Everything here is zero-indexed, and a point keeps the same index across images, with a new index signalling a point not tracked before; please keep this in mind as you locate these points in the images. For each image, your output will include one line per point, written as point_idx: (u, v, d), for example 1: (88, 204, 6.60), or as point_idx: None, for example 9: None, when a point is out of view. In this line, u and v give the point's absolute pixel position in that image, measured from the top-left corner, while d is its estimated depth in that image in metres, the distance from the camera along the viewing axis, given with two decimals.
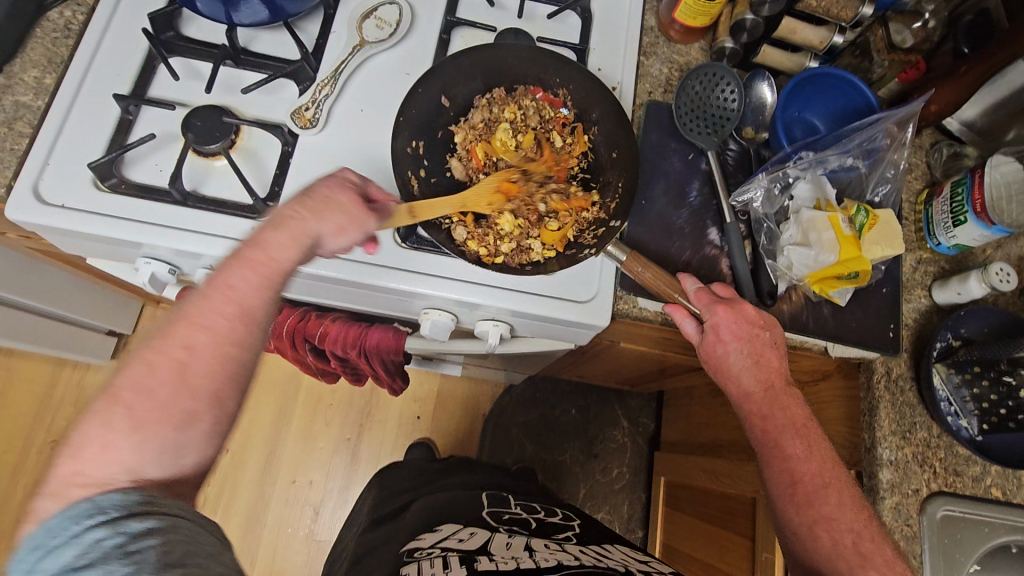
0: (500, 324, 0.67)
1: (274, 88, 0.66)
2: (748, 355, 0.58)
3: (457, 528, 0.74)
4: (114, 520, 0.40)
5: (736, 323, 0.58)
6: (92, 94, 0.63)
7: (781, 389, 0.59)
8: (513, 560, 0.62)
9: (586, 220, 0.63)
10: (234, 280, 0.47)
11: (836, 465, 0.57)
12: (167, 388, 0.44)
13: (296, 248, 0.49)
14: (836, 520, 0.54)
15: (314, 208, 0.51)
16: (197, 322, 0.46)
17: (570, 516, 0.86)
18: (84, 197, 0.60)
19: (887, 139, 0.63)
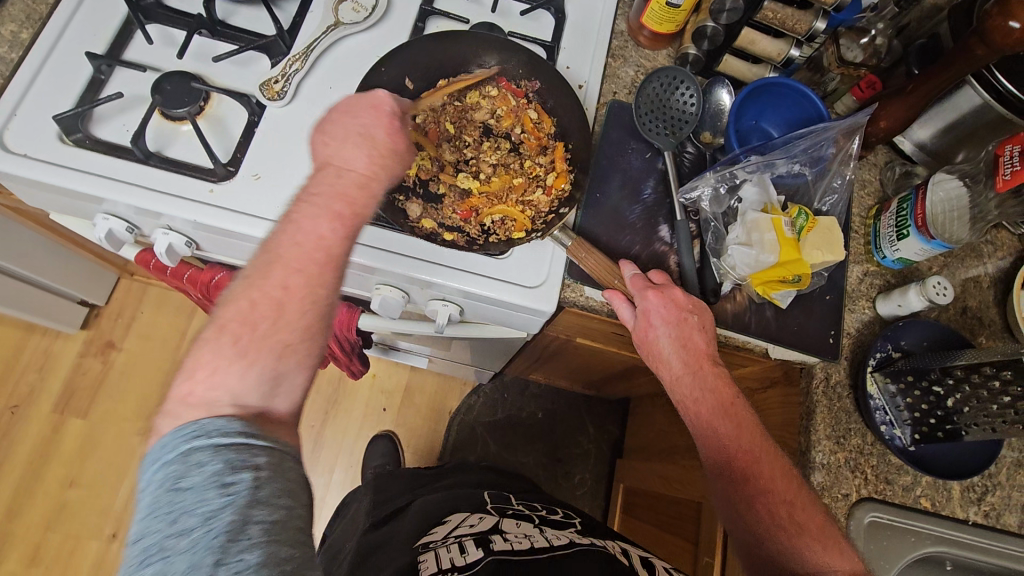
0: (449, 305, 0.68)
1: (246, 60, 0.68)
2: (677, 340, 0.59)
3: (466, 516, 0.76)
4: (218, 446, 0.40)
5: (665, 307, 0.59)
6: (67, 52, 0.64)
7: (709, 370, 0.60)
8: (526, 539, 0.67)
9: (540, 205, 0.65)
10: (326, 230, 0.49)
11: (765, 440, 0.58)
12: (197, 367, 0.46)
13: (362, 161, 0.53)
14: (772, 493, 0.56)
15: (350, 112, 0.56)
16: (295, 231, 0.48)
17: (570, 514, 0.86)
18: (49, 150, 0.62)
19: (834, 149, 0.65)
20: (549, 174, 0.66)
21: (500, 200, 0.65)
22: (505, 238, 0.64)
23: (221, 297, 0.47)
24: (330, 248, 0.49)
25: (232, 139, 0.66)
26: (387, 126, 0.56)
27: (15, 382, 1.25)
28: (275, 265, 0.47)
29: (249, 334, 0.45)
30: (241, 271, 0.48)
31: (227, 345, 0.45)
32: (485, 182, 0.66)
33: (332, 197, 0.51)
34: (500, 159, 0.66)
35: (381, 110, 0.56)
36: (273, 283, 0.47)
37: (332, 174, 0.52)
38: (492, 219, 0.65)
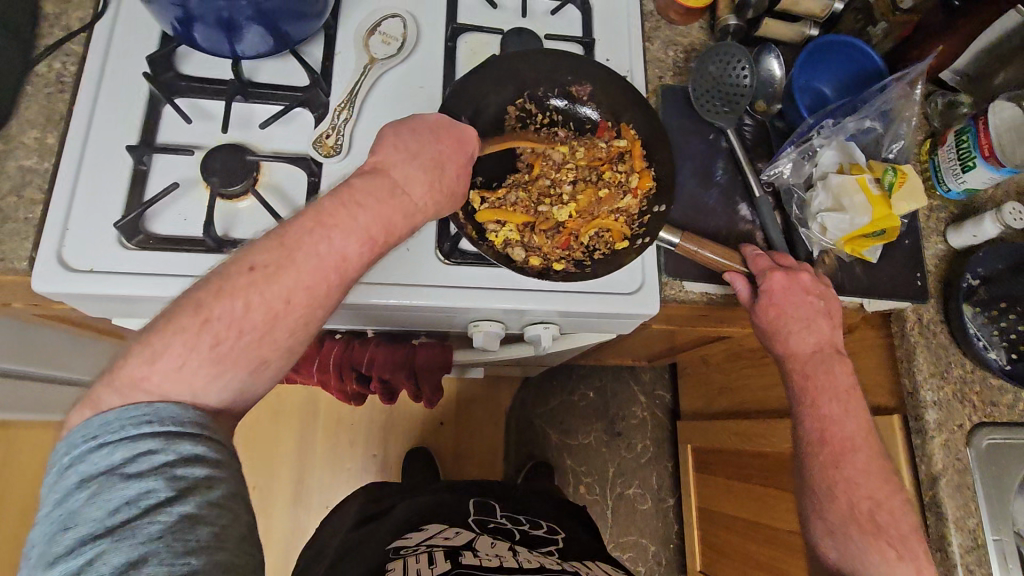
0: (550, 326, 0.68)
1: (289, 118, 0.64)
2: (802, 319, 0.62)
3: (443, 528, 0.82)
4: (170, 435, 0.41)
5: (790, 289, 0.61)
6: (101, 149, 0.60)
7: (831, 354, 0.63)
8: (496, 558, 0.71)
9: (632, 207, 0.63)
10: (350, 250, 0.48)
11: (869, 436, 0.62)
12: (275, 320, 0.45)
13: (421, 191, 0.52)
14: (860, 486, 0.61)
15: (434, 131, 0.55)
16: (325, 238, 0.47)
17: (555, 527, 0.91)
18: (113, 259, 0.57)
19: (899, 98, 0.66)
20: (634, 174, 0.64)
21: (594, 215, 0.63)
22: (610, 249, 0.62)
23: (227, 276, 0.45)
24: (347, 269, 0.48)
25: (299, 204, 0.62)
26: (459, 167, 0.55)
27: None
28: (291, 268, 0.46)
29: (232, 341, 0.44)
30: (262, 252, 0.46)
31: (206, 346, 0.43)
32: (579, 203, 0.63)
33: (375, 217, 0.49)
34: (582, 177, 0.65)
35: (463, 148, 0.55)
36: (279, 291, 0.45)
37: (388, 188, 0.51)
38: (591, 236, 0.63)
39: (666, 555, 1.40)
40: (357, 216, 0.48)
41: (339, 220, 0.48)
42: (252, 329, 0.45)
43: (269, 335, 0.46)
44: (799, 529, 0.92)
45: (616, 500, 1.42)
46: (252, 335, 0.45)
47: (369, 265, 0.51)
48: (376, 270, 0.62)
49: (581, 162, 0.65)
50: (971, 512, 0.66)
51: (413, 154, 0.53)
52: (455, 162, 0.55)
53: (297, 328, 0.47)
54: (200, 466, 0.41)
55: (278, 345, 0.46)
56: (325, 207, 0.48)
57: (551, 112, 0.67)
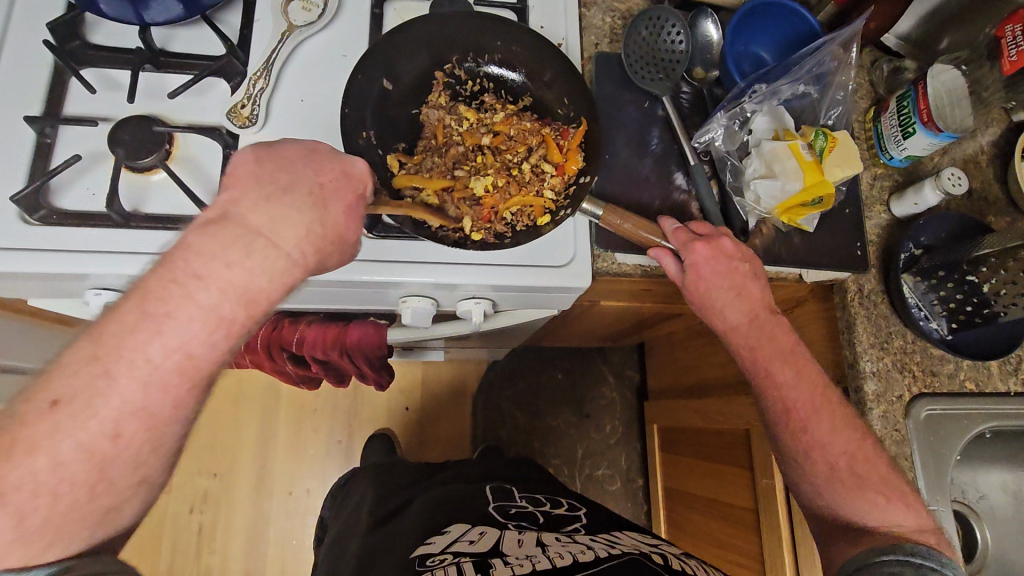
0: (481, 302, 0.66)
1: (201, 88, 0.62)
2: (733, 288, 0.61)
3: (466, 528, 0.77)
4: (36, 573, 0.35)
5: (713, 258, 0.60)
6: (1, 121, 0.57)
7: (766, 317, 0.62)
8: (527, 560, 0.65)
9: (554, 186, 0.61)
10: (195, 344, 0.41)
11: (825, 389, 0.61)
12: (108, 458, 0.39)
13: (289, 242, 0.44)
14: (829, 444, 0.60)
15: (314, 157, 0.47)
16: (155, 336, 0.40)
17: (575, 504, 0.91)
18: (14, 235, 0.55)
19: (835, 62, 0.64)
20: (561, 153, 0.61)
21: (512, 193, 0.60)
22: (527, 226, 0.60)
23: (24, 413, 0.37)
24: (197, 367, 0.41)
25: (213, 178, 0.60)
26: (347, 206, 0.47)
27: None
28: (111, 388, 0.39)
29: (62, 497, 0.38)
30: (69, 374, 0.38)
31: (45, 473, 0.37)
32: (495, 176, 0.61)
33: (225, 290, 0.42)
34: (501, 150, 0.62)
35: (352, 185, 0.48)
36: (108, 411, 0.39)
37: (245, 243, 0.42)
38: (512, 210, 0.60)
39: None
40: (197, 294, 0.41)
41: (186, 301, 0.41)
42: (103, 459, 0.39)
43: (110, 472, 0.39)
44: (752, 505, 0.91)
45: (585, 481, 1.41)
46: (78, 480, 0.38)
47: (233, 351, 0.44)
48: None
49: (503, 134, 0.63)
50: (909, 483, 0.65)
51: (275, 196, 0.44)
52: (340, 199, 0.47)
53: (152, 445, 0.41)
54: None
55: (133, 464, 0.40)
56: (146, 287, 0.40)
57: (480, 78, 0.65)
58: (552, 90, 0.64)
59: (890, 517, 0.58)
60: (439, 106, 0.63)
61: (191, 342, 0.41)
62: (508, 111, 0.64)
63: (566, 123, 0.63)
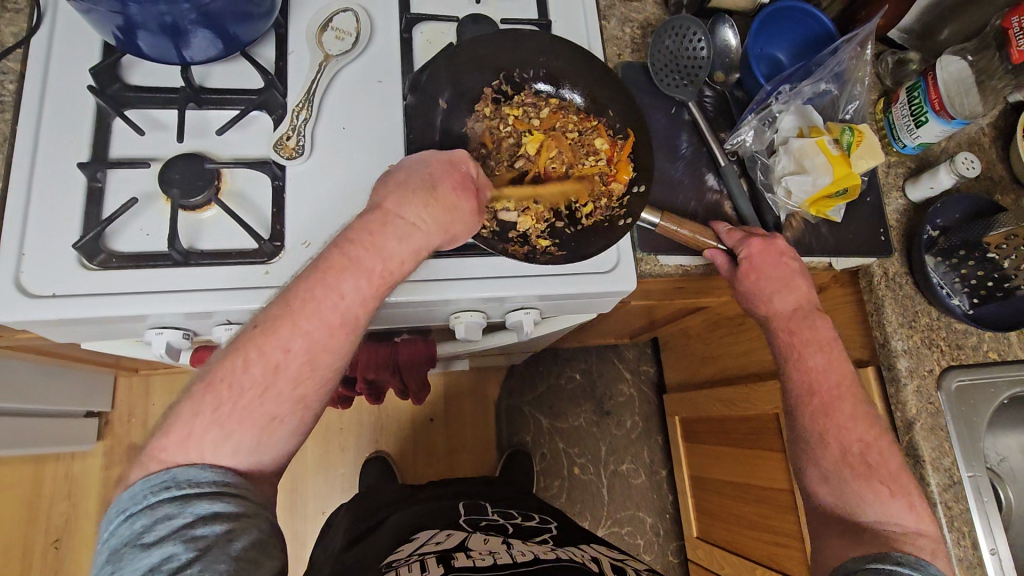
0: (530, 312, 0.68)
1: (246, 122, 0.63)
2: (782, 281, 0.64)
3: (433, 533, 0.81)
4: (182, 497, 0.45)
5: (767, 253, 0.64)
6: (50, 170, 0.58)
7: (814, 310, 0.65)
8: (490, 555, 0.70)
9: (607, 195, 0.64)
10: (349, 289, 0.50)
11: (851, 381, 0.64)
12: (284, 373, 0.48)
13: (418, 212, 0.52)
14: (849, 431, 0.63)
15: (424, 158, 0.55)
16: (332, 291, 0.50)
17: (547, 517, 0.94)
18: (74, 281, 0.55)
19: (852, 60, 0.68)
20: (614, 162, 0.64)
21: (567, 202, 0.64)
22: (574, 222, 0.64)
23: (245, 341, 0.49)
24: (350, 312, 0.51)
25: (265, 210, 0.61)
26: (455, 182, 0.54)
27: (47, 516, 1.19)
28: (292, 320, 0.49)
29: (231, 403, 0.47)
30: (269, 310, 0.50)
31: (210, 411, 0.47)
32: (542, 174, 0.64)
33: (383, 257, 0.52)
34: (542, 137, 0.64)
35: (458, 167, 0.55)
36: (277, 344, 0.48)
37: (381, 218, 0.52)
38: (567, 218, 0.64)
39: (662, 525, 1.43)
40: (349, 253, 0.51)
41: (344, 262, 0.50)
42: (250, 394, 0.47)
43: (271, 389, 0.48)
44: (787, 486, 0.94)
45: (610, 477, 1.44)
46: (254, 393, 0.48)
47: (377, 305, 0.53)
48: None
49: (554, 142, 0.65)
50: (945, 453, 0.69)
51: (404, 184, 0.53)
52: (451, 183, 0.54)
53: (307, 380, 0.50)
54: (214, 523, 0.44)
55: (283, 398, 0.49)
56: (326, 257, 0.51)
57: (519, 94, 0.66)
58: (597, 106, 0.66)
59: (890, 510, 0.60)
60: (492, 120, 0.65)
61: (346, 288, 0.50)
62: (552, 106, 0.66)
63: (613, 133, 0.65)
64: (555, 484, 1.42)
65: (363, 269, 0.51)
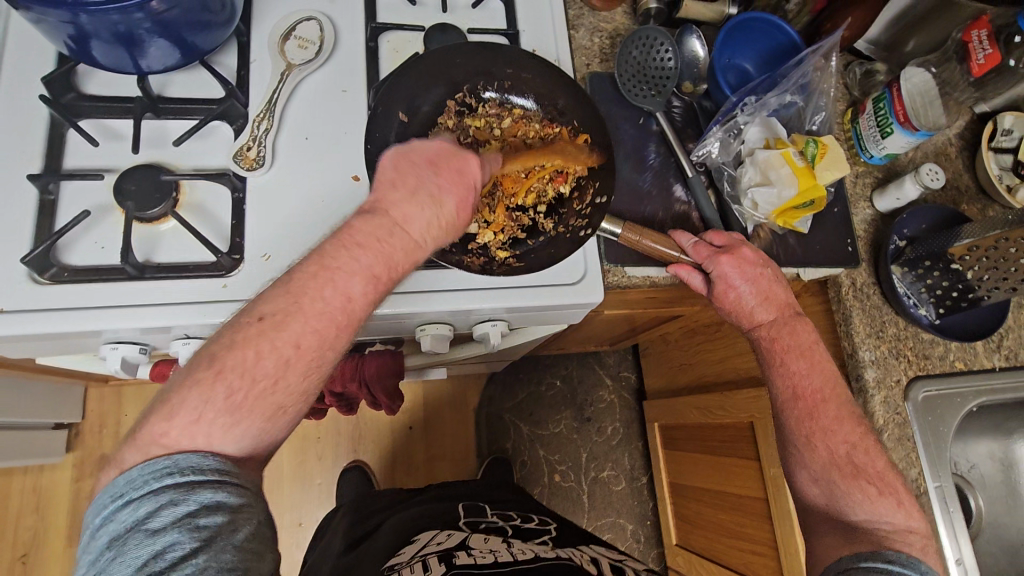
0: (497, 324, 0.67)
1: (205, 132, 0.62)
2: (757, 291, 0.64)
3: (433, 535, 0.80)
4: (191, 483, 0.42)
5: (739, 266, 0.63)
6: (0, 181, 0.56)
7: (791, 315, 0.65)
8: (490, 555, 0.71)
9: (572, 203, 0.65)
10: (355, 289, 0.48)
11: (837, 383, 0.64)
12: (288, 366, 0.46)
13: (419, 224, 0.50)
14: (834, 433, 0.62)
15: (434, 162, 0.52)
16: (331, 285, 0.47)
17: (548, 520, 0.92)
18: (24, 296, 0.54)
19: (817, 72, 0.68)
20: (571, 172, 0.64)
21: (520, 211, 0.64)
22: (529, 232, 0.65)
23: (239, 328, 0.46)
24: (354, 310, 0.48)
25: (225, 222, 0.60)
26: (461, 196, 0.52)
27: (14, 530, 1.16)
28: (296, 316, 0.46)
29: (246, 391, 0.44)
30: (270, 302, 0.47)
31: (220, 398, 0.44)
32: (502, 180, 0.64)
33: (377, 257, 0.49)
34: (500, 146, 0.64)
35: (466, 181, 0.53)
36: (286, 338, 0.46)
37: (388, 227, 0.49)
38: (521, 229, 0.64)
39: (644, 532, 1.43)
40: (357, 258, 0.48)
41: (349, 259, 0.48)
42: (260, 379, 0.45)
43: (282, 381, 0.46)
44: (762, 495, 0.94)
45: (591, 484, 1.43)
46: (264, 385, 0.45)
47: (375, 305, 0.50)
48: None
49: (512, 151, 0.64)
50: (913, 462, 0.69)
51: (411, 185, 0.50)
52: (456, 197, 0.52)
53: (308, 372, 0.47)
54: (217, 513, 0.41)
55: (291, 389, 0.47)
56: (331, 252, 0.48)
57: (483, 104, 0.66)
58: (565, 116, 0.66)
59: (878, 510, 0.59)
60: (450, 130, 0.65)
61: (352, 288, 0.48)
62: (514, 117, 0.66)
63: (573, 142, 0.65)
64: (536, 491, 1.41)
65: (367, 273, 0.48)
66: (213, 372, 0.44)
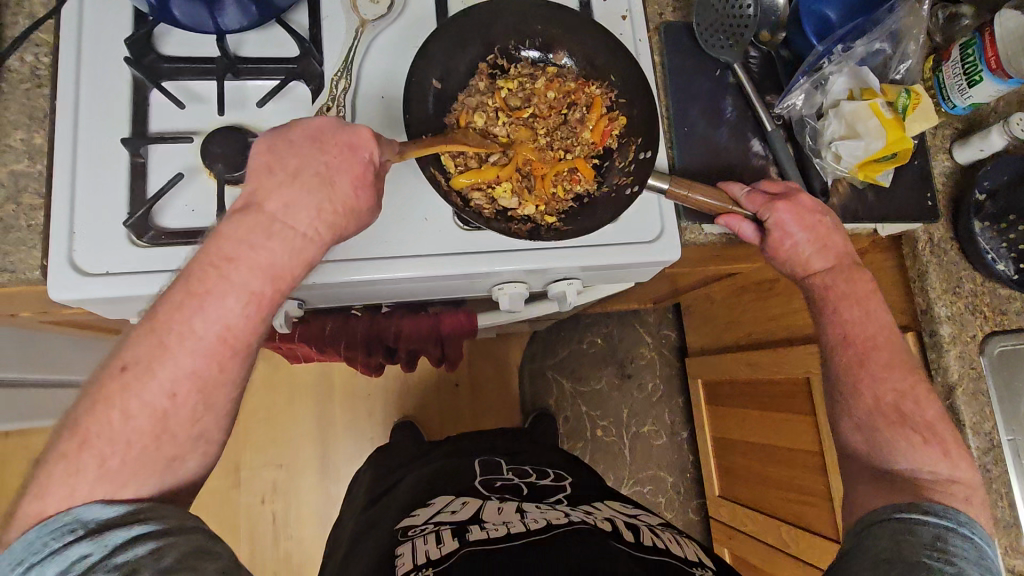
0: (574, 282, 0.68)
1: (284, 93, 0.61)
2: (813, 239, 0.63)
3: (450, 499, 0.78)
4: (92, 534, 0.42)
5: (798, 213, 0.62)
6: (93, 145, 0.57)
7: (848, 264, 0.65)
8: (504, 525, 0.68)
9: (615, 159, 0.64)
10: (234, 313, 0.47)
11: (891, 333, 0.64)
12: (166, 415, 0.46)
13: (307, 221, 0.49)
14: (885, 380, 0.63)
15: (318, 139, 0.51)
16: (198, 312, 0.47)
17: (563, 476, 0.90)
18: (124, 259, 0.55)
19: (908, 17, 0.65)
20: (610, 127, 0.64)
21: (557, 167, 0.63)
22: (575, 191, 0.64)
23: (103, 381, 0.46)
24: (235, 335, 0.48)
25: None
26: (354, 178, 0.51)
27: None
28: (166, 355, 0.46)
29: (119, 455, 0.45)
30: (135, 346, 0.46)
31: (92, 466, 0.44)
32: (536, 143, 0.64)
33: (252, 272, 0.48)
34: (535, 107, 0.64)
35: (356, 154, 0.51)
36: (159, 383, 0.46)
37: (266, 225, 0.48)
38: (561, 194, 0.63)
39: (684, 484, 1.47)
40: (230, 272, 0.47)
41: (220, 280, 0.47)
42: (138, 430, 0.45)
43: (167, 432, 0.46)
44: (818, 449, 0.96)
45: (632, 438, 1.47)
46: (143, 440, 0.45)
47: (263, 323, 0.49)
48: (385, 245, 0.60)
49: (548, 114, 0.65)
50: (986, 418, 0.69)
51: (290, 179, 0.49)
52: (348, 172, 0.51)
53: (204, 405, 0.47)
54: (144, 542, 0.42)
55: (183, 433, 0.47)
56: (192, 275, 0.47)
57: (520, 66, 0.65)
58: (606, 68, 0.64)
59: (921, 459, 0.60)
60: (493, 89, 0.64)
61: (227, 313, 0.47)
62: (549, 75, 0.65)
63: (609, 103, 0.64)
64: (579, 445, 1.45)
65: (243, 288, 0.48)
66: (117, 408, 0.45)
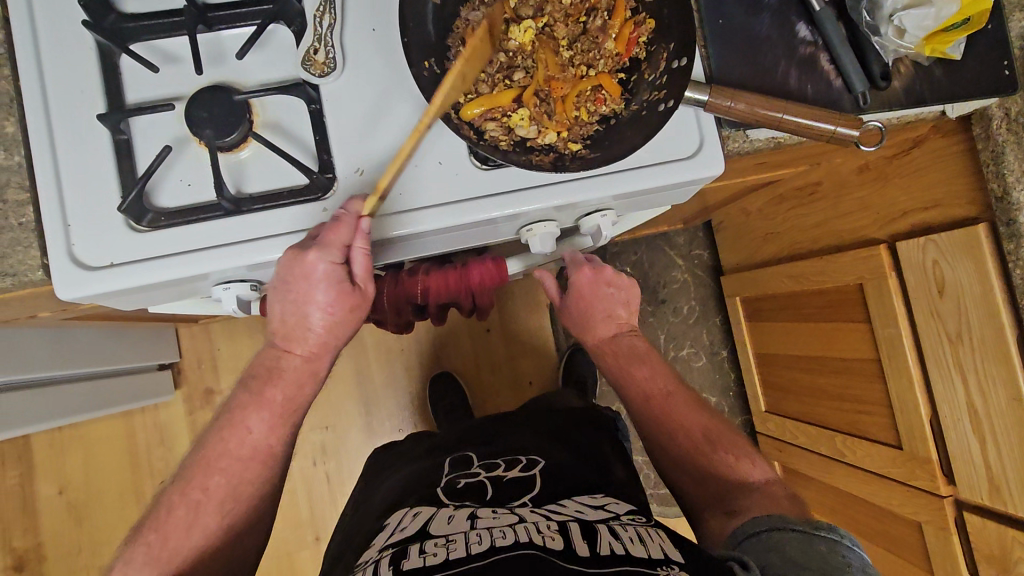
0: (608, 214, 0.62)
1: (264, 40, 0.55)
2: (605, 319, 0.70)
3: (404, 513, 0.66)
4: None
5: (589, 282, 0.69)
6: (70, 126, 0.52)
7: (626, 335, 0.72)
8: (445, 545, 0.54)
9: (643, 71, 0.56)
10: (262, 427, 0.57)
11: (673, 394, 0.70)
12: (202, 507, 0.54)
13: (312, 339, 0.57)
14: (687, 423, 0.69)
15: (284, 283, 0.53)
16: (240, 434, 0.57)
17: (534, 458, 0.76)
18: (127, 247, 0.51)
19: None
20: (636, 34, 0.56)
21: (579, 87, 0.56)
22: (600, 113, 0.56)
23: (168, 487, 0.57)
24: (257, 443, 0.57)
25: (308, 139, 0.55)
26: (336, 289, 0.55)
27: (148, 461, 1.26)
28: (207, 466, 0.56)
29: (161, 544, 0.53)
30: (192, 460, 0.57)
31: (141, 554, 0.52)
32: (557, 57, 0.56)
33: (278, 399, 0.57)
34: (548, 17, 0.56)
35: (312, 280, 0.53)
36: (199, 485, 0.55)
37: (279, 359, 0.58)
38: (581, 117, 0.56)
39: (728, 402, 1.45)
40: (259, 405, 0.57)
41: (248, 405, 0.57)
42: (185, 518, 0.54)
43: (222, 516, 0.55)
44: (874, 356, 0.91)
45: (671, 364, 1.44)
46: (181, 530, 0.53)
47: (285, 428, 0.59)
48: (401, 197, 0.55)
49: (564, 28, 0.57)
50: None
51: (302, 346, 0.58)
52: (339, 304, 0.56)
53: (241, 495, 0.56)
54: None
55: (212, 521, 0.54)
56: (230, 407, 0.58)
57: None
58: None
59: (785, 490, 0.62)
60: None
61: (257, 429, 0.57)
62: None
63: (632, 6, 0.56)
64: None
65: (269, 402, 0.57)
66: (176, 502, 0.55)
